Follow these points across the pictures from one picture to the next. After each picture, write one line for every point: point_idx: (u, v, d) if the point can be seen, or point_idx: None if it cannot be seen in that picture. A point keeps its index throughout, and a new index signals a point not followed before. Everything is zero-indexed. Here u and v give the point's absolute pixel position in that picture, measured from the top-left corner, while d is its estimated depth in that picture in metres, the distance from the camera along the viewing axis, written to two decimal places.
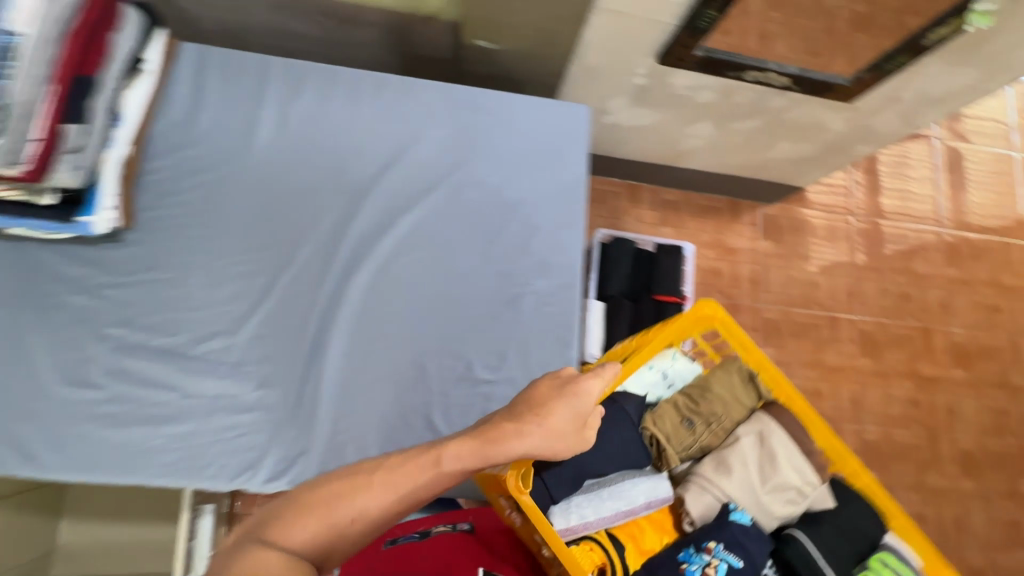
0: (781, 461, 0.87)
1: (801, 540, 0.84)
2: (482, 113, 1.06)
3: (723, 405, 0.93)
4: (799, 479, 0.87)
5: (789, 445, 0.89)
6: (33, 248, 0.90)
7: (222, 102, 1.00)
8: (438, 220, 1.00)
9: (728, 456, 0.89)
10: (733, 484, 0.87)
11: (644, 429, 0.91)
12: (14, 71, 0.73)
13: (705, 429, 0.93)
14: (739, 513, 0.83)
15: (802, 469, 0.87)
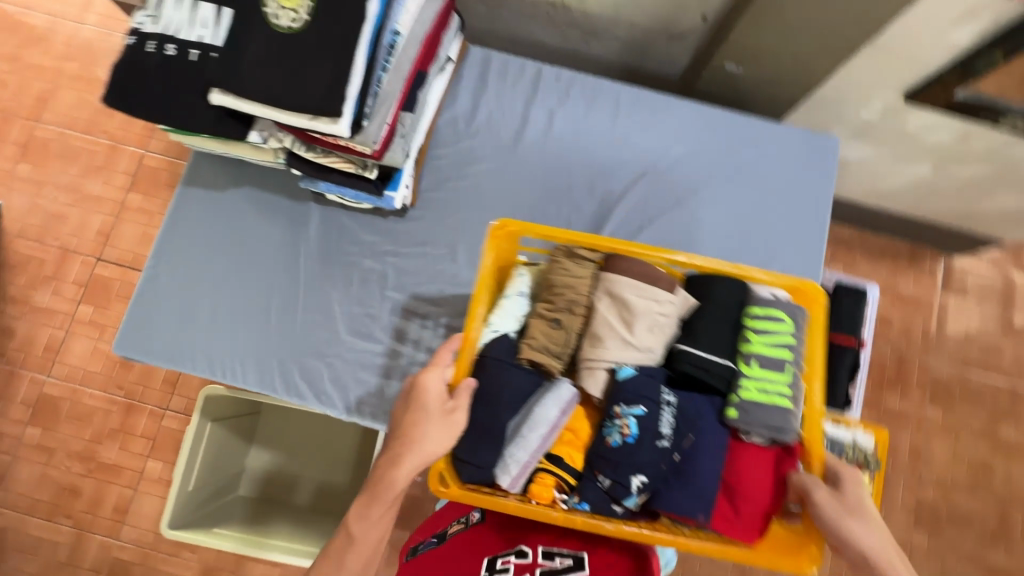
0: (627, 311, 0.78)
1: (690, 352, 0.78)
2: (734, 136, 1.12)
3: (572, 290, 0.82)
4: (646, 309, 0.78)
5: (624, 292, 0.79)
6: (335, 212, 1.05)
7: (499, 100, 1.11)
8: (685, 232, 1.07)
9: (598, 327, 0.80)
10: (613, 346, 0.78)
11: (522, 358, 0.79)
12: (391, 66, 0.84)
13: (571, 317, 0.81)
14: (627, 369, 0.77)
15: (632, 303, 0.78)
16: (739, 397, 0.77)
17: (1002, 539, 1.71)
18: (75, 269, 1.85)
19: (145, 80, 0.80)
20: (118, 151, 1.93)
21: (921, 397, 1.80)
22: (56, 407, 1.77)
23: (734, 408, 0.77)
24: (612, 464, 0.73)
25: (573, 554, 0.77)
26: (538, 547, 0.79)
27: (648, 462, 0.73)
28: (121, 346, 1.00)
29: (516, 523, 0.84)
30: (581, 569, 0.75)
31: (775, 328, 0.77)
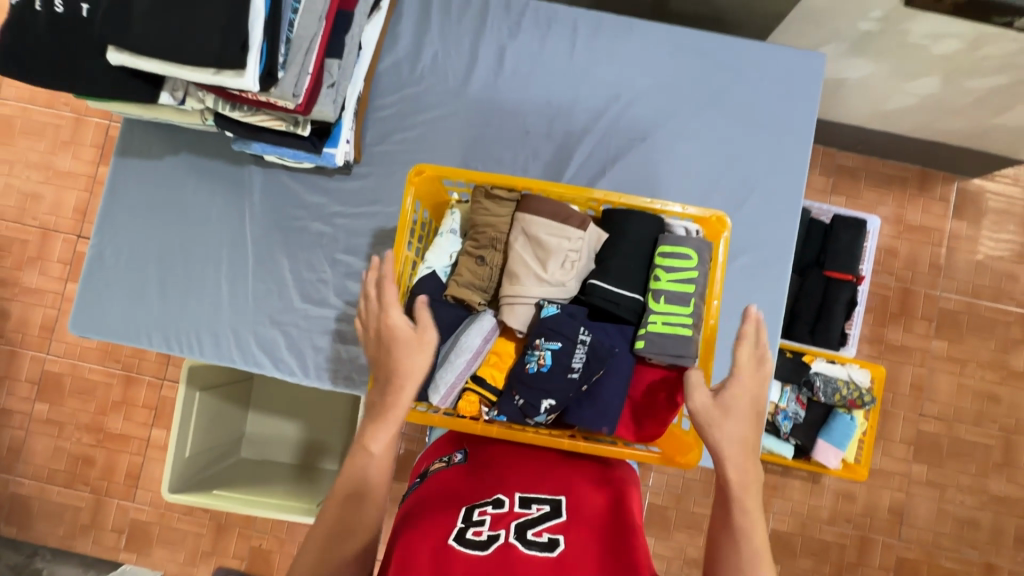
0: (541, 244, 0.72)
1: (599, 286, 0.72)
2: (706, 61, 1.01)
3: (495, 227, 0.75)
4: (565, 242, 0.72)
5: (538, 228, 0.72)
6: (278, 173, 1.00)
7: (444, 37, 1.01)
8: (651, 172, 0.99)
9: (513, 265, 0.73)
10: (530, 283, 0.72)
11: (448, 295, 0.76)
12: (302, 7, 0.77)
13: (496, 256, 0.76)
14: (551, 307, 0.72)
15: (540, 239, 0.72)
16: (646, 329, 0.70)
17: (1004, 467, 1.69)
18: (58, 248, 1.85)
19: (36, 41, 0.75)
20: (83, 123, 1.87)
21: (926, 330, 1.73)
22: (59, 383, 1.82)
23: (641, 339, 0.70)
24: (527, 384, 0.71)
25: (552, 502, 0.64)
26: (516, 495, 0.65)
27: (558, 388, 0.70)
28: (75, 325, 0.99)
29: (492, 470, 0.70)
30: (560, 516, 0.62)
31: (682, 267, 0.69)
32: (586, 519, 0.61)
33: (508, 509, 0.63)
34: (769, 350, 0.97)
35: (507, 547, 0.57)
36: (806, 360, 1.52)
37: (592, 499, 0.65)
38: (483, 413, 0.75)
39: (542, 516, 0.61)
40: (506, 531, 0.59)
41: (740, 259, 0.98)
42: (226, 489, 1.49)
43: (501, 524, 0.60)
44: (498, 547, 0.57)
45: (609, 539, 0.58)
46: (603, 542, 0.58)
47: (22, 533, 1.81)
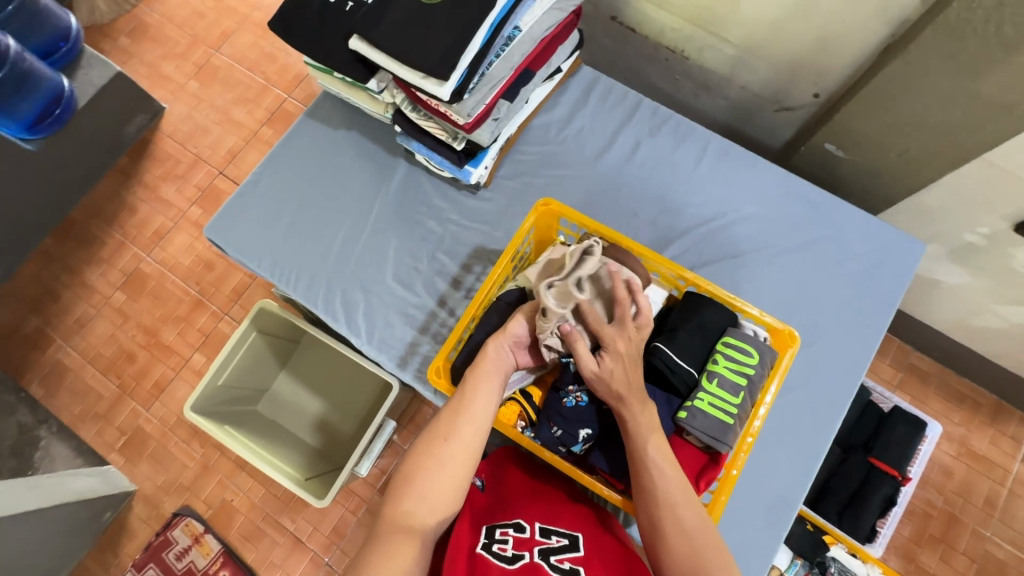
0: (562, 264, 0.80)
1: (664, 351, 0.76)
2: (812, 212, 1.11)
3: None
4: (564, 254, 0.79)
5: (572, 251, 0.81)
6: (419, 172, 1.16)
7: (594, 117, 1.18)
8: (733, 287, 1.07)
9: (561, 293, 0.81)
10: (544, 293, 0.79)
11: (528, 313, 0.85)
12: (504, 54, 0.94)
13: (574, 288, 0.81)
14: None
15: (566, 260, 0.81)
16: (692, 403, 0.73)
17: None
18: (200, 176, 2.13)
19: (307, 15, 0.97)
20: (269, 91, 2.23)
21: (964, 568, 1.58)
22: (143, 282, 2.02)
23: (684, 411, 0.73)
24: (564, 416, 0.76)
25: (571, 536, 0.72)
26: (537, 524, 0.74)
27: (594, 419, 0.76)
28: (210, 231, 1.15)
29: (515, 496, 0.79)
30: (577, 550, 0.70)
31: (741, 362, 0.74)
32: (599, 556, 0.70)
33: (529, 534, 0.72)
34: (796, 494, 0.96)
35: (531, 567, 0.68)
36: (827, 540, 1.43)
37: (609, 544, 0.73)
38: (518, 426, 0.80)
39: (561, 547, 0.71)
40: (529, 553, 0.70)
41: (792, 394, 1.01)
42: (234, 430, 1.57)
43: (524, 546, 0.71)
44: (524, 565, 0.68)
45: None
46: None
47: (45, 398, 1.93)
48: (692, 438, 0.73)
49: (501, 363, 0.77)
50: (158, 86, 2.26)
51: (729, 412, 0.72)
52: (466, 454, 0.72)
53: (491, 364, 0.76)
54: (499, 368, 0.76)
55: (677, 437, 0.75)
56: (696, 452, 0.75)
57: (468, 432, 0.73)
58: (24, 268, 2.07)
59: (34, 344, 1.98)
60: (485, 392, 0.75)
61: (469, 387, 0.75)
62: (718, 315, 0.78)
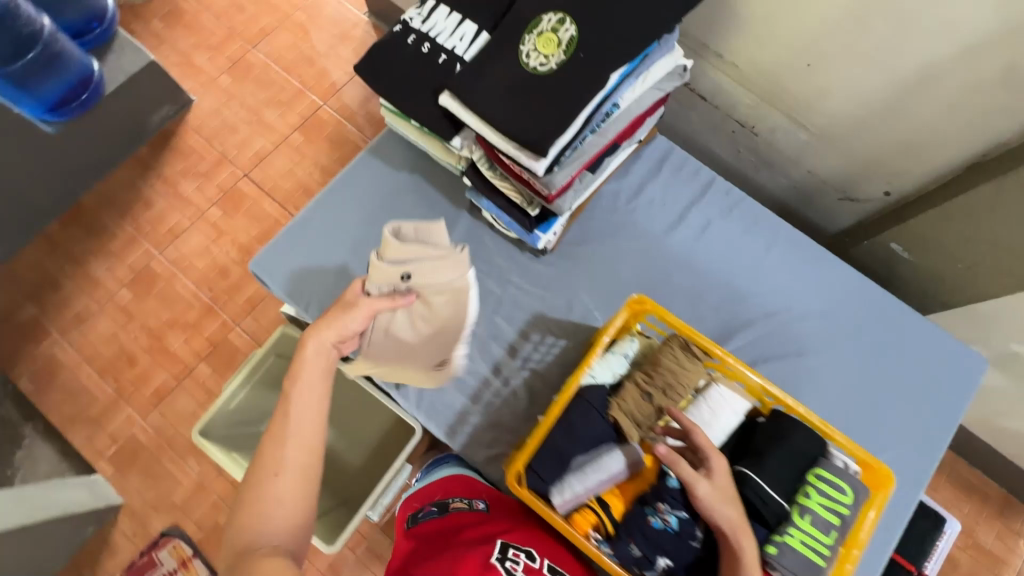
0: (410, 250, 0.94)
1: (753, 479, 0.72)
2: (879, 317, 1.08)
3: (678, 376, 0.80)
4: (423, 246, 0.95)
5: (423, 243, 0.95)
6: (482, 228, 1.11)
7: (665, 191, 1.15)
8: (794, 386, 1.04)
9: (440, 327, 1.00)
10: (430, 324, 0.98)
11: (611, 414, 0.79)
12: (598, 130, 0.91)
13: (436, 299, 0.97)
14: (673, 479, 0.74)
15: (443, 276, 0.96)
16: (781, 538, 0.70)
17: None
18: (223, 176, 2.05)
19: (397, 63, 0.92)
20: (304, 96, 2.16)
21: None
22: (152, 281, 1.93)
23: (772, 545, 0.70)
24: (646, 536, 0.72)
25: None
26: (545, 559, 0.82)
27: (676, 550, 0.72)
28: (257, 266, 1.08)
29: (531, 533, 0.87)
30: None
31: (834, 497, 0.71)
32: None
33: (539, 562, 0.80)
34: None
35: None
36: None
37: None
38: (592, 539, 0.75)
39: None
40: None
41: None
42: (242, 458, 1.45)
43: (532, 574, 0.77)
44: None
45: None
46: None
47: (34, 394, 1.82)
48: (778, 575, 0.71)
49: (322, 364, 0.85)
50: (189, 76, 2.17)
51: (819, 554, 0.69)
52: (299, 478, 0.76)
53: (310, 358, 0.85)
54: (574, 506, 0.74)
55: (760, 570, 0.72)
56: None
57: (300, 461, 0.77)
58: (25, 252, 1.95)
59: (28, 335, 1.87)
60: (311, 396, 0.82)
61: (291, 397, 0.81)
62: (811, 444, 0.75)
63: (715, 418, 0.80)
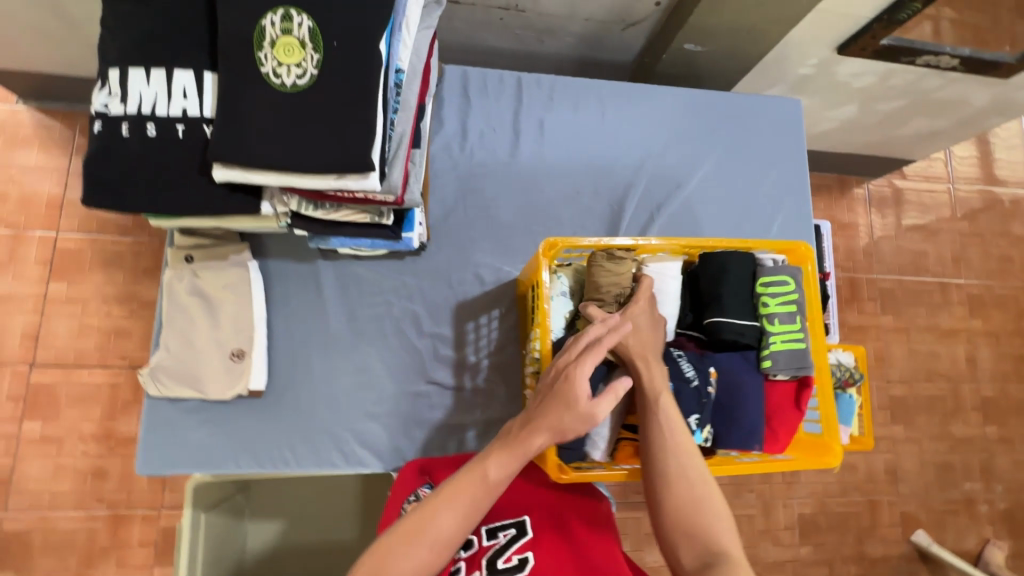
0: (206, 252, 0.91)
1: (723, 322, 0.79)
2: (711, 111, 1.16)
3: (619, 284, 0.81)
4: (216, 252, 0.92)
5: (216, 243, 0.92)
6: (348, 264, 0.99)
7: (486, 116, 1.08)
8: (691, 213, 1.11)
9: (244, 326, 0.91)
10: (230, 322, 0.91)
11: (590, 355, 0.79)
12: (400, 105, 0.80)
13: (225, 297, 0.91)
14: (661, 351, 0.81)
15: (233, 266, 0.92)
16: (769, 349, 0.78)
17: (981, 416, 1.86)
18: (6, 384, 1.58)
19: (131, 165, 0.71)
20: (25, 240, 1.64)
21: (874, 308, 1.87)
22: (26, 542, 1.53)
23: (765, 359, 0.79)
24: None
25: (515, 524, 0.79)
26: (482, 529, 0.79)
27: (695, 405, 0.76)
28: (145, 465, 0.87)
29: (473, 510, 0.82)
30: (526, 535, 0.77)
31: (783, 292, 0.80)
32: (546, 534, 0.77)
33: (478, 544, 0.78)
34: None
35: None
36: None
37: (548, 511, 0.80)
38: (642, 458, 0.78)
39: (509, 541, 0.77)
40: (479, 570, 0.74)
41: None
42: None
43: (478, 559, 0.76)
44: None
45: (563, 547, 0.75)
46: (563, 555, 0.74)
47: None
48: (781, 377, 0.79)
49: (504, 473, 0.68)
50: None
51: (799, 340, 0.78)
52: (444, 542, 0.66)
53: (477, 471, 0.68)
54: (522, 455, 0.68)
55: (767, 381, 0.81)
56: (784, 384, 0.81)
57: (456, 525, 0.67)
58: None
59: None
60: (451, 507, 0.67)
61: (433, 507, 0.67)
62: (745, 261, 0.81)
63: (663, 292, 0.83)
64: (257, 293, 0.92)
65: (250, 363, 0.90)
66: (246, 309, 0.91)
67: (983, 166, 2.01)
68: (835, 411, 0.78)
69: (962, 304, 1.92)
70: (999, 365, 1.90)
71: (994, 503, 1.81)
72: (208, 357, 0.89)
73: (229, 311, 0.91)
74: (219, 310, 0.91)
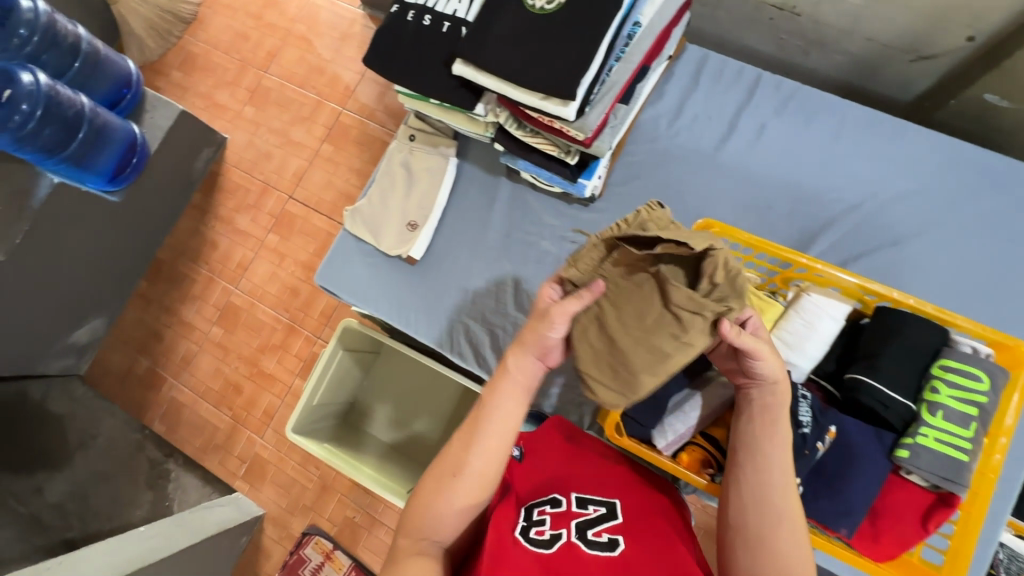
0: (423, 136, 1.11)
1: (868, 384, 0.68)
2: (984, 176, 0.95)
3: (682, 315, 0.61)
4: (430, 139, 1.10)
5: (433, 132, 1.10)
6: (524, 191, 1.09)
7: (707, 102, 1.06)
8: (896, 275, 0.94)
9: (426, 205, 1.08)
10: (417, 198, 1.09)
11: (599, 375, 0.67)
12: (624, 56, 0.84)
13: (421, 176, 1.09)
14: None
15: (436, 153, 1.09)
16: (913, 440, 0.65)
17: None
18: (270, 203, 2.11)
19: (403, 44, 0.89)
20: (322, 108, 2.13)
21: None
22: (237, 314, 2.06)
23: (903, 449, 0.66)
24: None
25: (607, 503, 0.69)
26: (572, 496, 0.70)
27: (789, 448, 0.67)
28: (321, 279, 1.12)
29: (563, 477, 0.74)
30: (615, 517, 0.67)
31: (967, 386, 0.65)
32: (638, 525, 0.66)
33: (565, 509, 0.68)
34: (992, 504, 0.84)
35: (570, 545, 0.63)
36: None
37: (640, 504, 0.70)
38: (708, 475, 0.72)
39: (598, 516, 0.67)
40: (567, 531, 0.64)
41: None
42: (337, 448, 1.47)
43: (561, 522, 0.66)
44: (562, 545, 0.63)
45: (657, 545, 0.64)
46: (654, 550, 0.63)
47: (167, 434, 2.02)
48: (915, 477, 0.66)
49: (515, 386, 0.68)
50: (217, 116, 2.23)
51: (961, 448, 0.63)
52: (483, 477, 0.66)
53: (497, 419, 0.68)
54: (518, 389, 0.68)
55: (894, 475, 0.68)
56: (917, 489, 0.67)
57: (486, 461, 0.66)
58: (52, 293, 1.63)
59: (149, 385, 2.08)
60: (483, 450, 0.66)
61: (469, 446, 0.67)
62: (928, 334, 0.68)
63: (812, 328, 0.75)
64: (446, 182, 1.09)
65: (418, 234, 1.07)
66: (432, 191, 1.09)
67: None
68: (971, 551, 0.62)
69: None
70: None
71: None
72: (393, 220, 1.10)
73: (420, 189, 1.09)
74: (415, 186, 1.10)
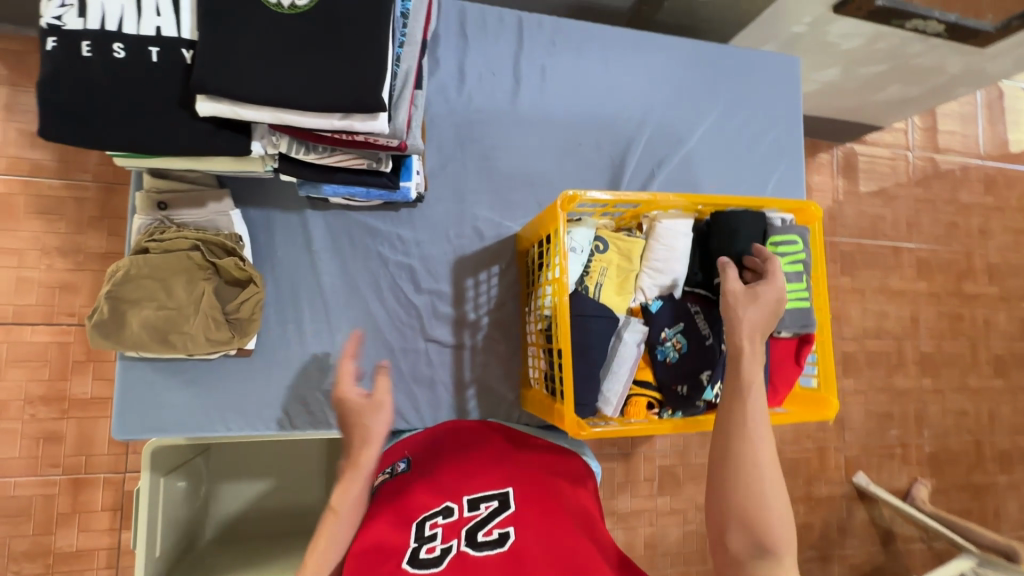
0: (181, 196, 0.82)
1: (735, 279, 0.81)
2: (713, 67, 1.13)
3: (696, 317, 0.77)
4: (193, 200, 0.82)
5: (192, 188, 0.83)
6: (339, 214, 0.92)
7: (484, 57, 1.01)
8: (689, 171, 1.09)
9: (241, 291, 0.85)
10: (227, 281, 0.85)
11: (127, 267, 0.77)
12: (406, 38, 0.73)
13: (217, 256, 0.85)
14: (655, 302, 0.82)
15: (215, 216, 0.83)
16: None
17: (925, 375, 1.95)
18: None
19: (95, 93, 0.61)
20: None
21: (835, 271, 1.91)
22: None
23: (772, 316, 0.81)
24: (677, 373, 0.78)
25: (501, 499, 0.70)
26: (464, 499, 0.71)
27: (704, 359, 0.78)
28: (124, 430, 0.82)
29: (453, 483, 0.74)
30: (509, 508, 0.68)
31: (790, 251, 0.82)
32: (529, 509, 0.67)
33: (458, 514, 0.69)
34: None
35: (459, 552, 0.62)
36: None
37: (533, 488, 0.72)
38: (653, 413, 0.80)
39: (491, 513, 0.68)
40: (457, 538, 0.64)
41: None
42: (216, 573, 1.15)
43: (452, 531, 0.65)
44: (451, 551, 0.62)
45: (547, 529, 0.65)
46: (547, 529, 0.65)
47: None
48: (784, 334, 0.82)
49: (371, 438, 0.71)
50: None
51: (804, 299, 0.81)
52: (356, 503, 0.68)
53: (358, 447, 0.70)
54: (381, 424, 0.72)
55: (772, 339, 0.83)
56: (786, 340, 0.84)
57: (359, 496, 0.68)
58: None
59: None
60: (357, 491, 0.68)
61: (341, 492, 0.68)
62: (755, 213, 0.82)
63: (674, 250, 0.83)
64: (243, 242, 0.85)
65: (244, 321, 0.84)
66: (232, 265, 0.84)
67: (940, 134, 2.03)
68: (834, 368, 0.81)
69: (911, 267, 1.95)
70: (938, 323, 1.98)
71: (924, 446, 1.94)
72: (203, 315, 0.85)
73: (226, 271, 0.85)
74: None
